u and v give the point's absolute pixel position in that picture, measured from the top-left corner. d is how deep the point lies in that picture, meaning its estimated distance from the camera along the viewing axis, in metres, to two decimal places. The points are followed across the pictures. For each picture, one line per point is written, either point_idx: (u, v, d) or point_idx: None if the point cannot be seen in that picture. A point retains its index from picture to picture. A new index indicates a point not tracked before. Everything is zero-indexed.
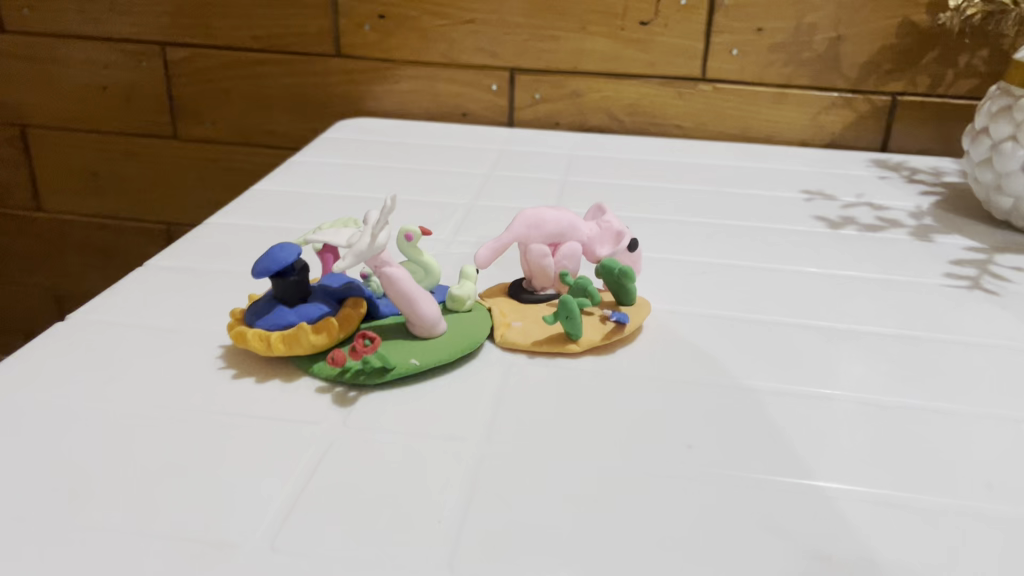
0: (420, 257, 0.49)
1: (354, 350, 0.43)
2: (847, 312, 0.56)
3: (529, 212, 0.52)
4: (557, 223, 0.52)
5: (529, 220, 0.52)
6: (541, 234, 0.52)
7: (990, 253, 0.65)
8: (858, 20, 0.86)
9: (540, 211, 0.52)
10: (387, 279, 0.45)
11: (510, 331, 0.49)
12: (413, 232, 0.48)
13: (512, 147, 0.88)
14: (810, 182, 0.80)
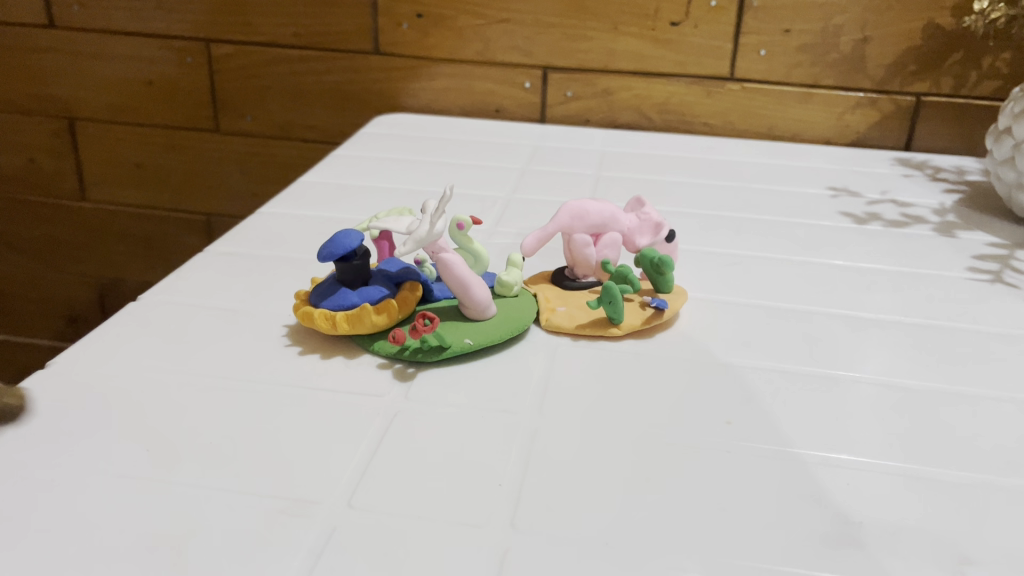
0: (471, 245, 0.52)
1: (416, 329, 0.46)
2: (872, 304, 0.58)
3: (574, 203, 0.55)
4: (600, 215, 0.55)
5: (573, 212, 0.54)
6: (585, 224, 0.54)
7: (1011, 249, 0.67)
8: (884, 22, 0.88)
9: (584, 202, 0.55)
10: (444, 264, 0.48)
11: (556, 315, 0.52)
12: (466, 222, 0.51)
13: (545, 143, 0.91)
14: (836, 179, 0.83)
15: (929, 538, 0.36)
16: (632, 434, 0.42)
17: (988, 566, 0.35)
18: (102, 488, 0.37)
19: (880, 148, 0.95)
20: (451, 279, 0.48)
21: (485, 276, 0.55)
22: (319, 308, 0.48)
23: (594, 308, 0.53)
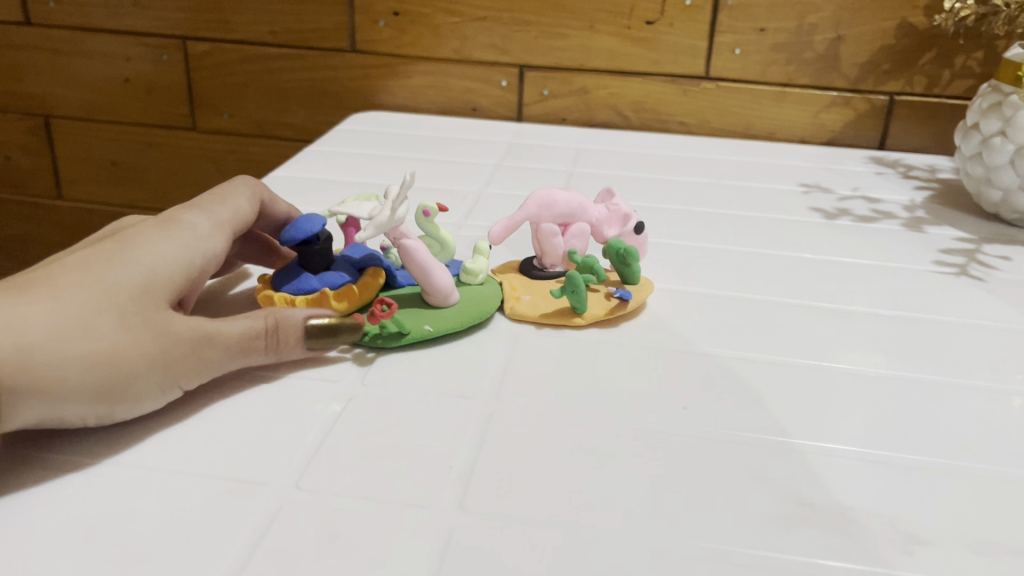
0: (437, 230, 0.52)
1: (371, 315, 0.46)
2: (837, 294, 0.58)
3: (540, 192, 0.55)
4: (570, 204, 0.55)
5: (542, 201, 0.54)
6: (553, 213, 0.54)
7: (977, 243, 0.67)
8: (858, 21, 0.88)
9: (552, 191, 0.55)
10: (405, 251, 0.48)
11: (520, 304, 0.52)
12: (432, 209, 0.51)
13: (521, 141, 0.91)
14: (809, 175, 0.83)
15: (880, 520, 0.36)
16: (589, 418, 0.42)
17: (936, 546, 0.35)
18: (47, 468, 0.36)
19: (855, 147, 0.95)
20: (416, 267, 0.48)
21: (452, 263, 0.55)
22: (279, 291, 0.47)
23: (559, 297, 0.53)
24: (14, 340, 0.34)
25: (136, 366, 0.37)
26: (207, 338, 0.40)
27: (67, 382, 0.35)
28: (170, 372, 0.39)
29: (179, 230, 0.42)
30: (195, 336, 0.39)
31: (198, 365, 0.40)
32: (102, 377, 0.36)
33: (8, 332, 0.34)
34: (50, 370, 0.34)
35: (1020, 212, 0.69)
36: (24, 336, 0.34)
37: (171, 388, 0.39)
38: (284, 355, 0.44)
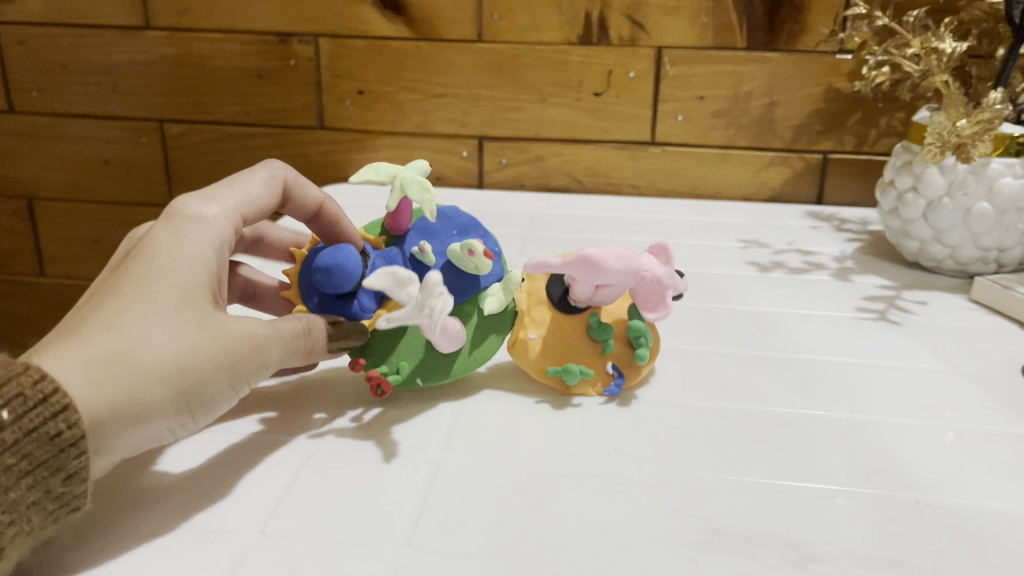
0: (477, 261, 0.50)
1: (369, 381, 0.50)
2: (765, 341, 0.64)
3: (593, 257, 0.50)
4: (614, 276, 0.51)
5: (587, 265, 0.50)
6: (593, 277, 0.51)
7: (898, 290, 0.73)
8: (789, 87, 0.95)
9: (606, 255, 0.50)
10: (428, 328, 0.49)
11: (521, 345, 0.54)
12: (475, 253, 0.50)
13: (480, 207, 0.97)
14: (749, 232, 0.89)
15: (781, 542, 0.40)
16: (535, 463, 0.46)
17: (830, 563, 0.39)
18: None
19: (795, 202, 1.01)
20: (435, 338, 0.50)
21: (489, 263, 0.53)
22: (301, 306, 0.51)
23: (555, 356, 0.54)
24: (93, 374, 0.37)
25: (203, 368, 0.41)
26: (258, 334, 0.44)
27: (147, 399, 0.39)
28: (235, 370, 0.42)
29: (206, 231, 0.45)
30: (248, 333, 0.43)
31: (260, 361, 0.43)
32: (175, 387, 0.40)
33: (88, 373, 0.37)
34: (127, 393, 0.38)
35: (936, 259, 0.75)
36: (101, 368, 0.37)
37: (238, 384, 0.43)
38: (313, 358, 0.48)
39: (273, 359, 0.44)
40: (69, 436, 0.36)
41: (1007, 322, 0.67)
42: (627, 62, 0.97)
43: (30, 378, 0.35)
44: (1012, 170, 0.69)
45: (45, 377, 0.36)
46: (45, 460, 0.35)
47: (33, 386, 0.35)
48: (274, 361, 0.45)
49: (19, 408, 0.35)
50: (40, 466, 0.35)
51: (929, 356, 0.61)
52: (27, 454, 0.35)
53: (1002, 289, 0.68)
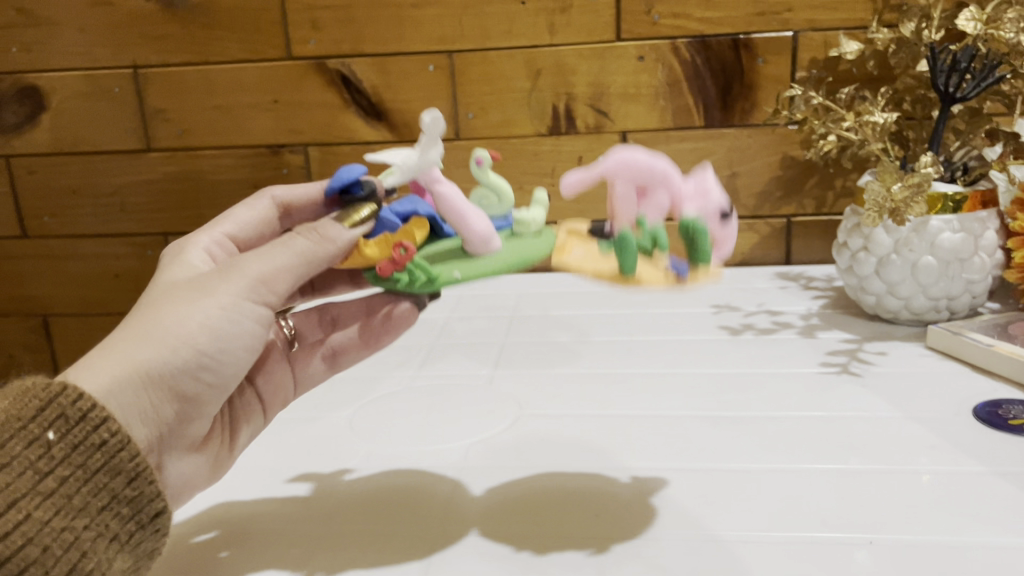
0: (492, 180, 0.57)
1: (395, 260, 0.51)
2: (736, 401, 0.68)
3: (621, 151, 0.52)
4: (653, 173, 0.51)
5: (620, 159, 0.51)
6: (632, 178, 0.51)
7: (859, 342, 0.78)
8: (747, 160, 1.02)
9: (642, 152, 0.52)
10: (438, 195, 0.51)
11: (570, 258, 0.52)
12: (484, 155, 0.57)
13: (469, 292, 1.03)
14: (721, 297, 0.94)
15: None
16: (525, 538, 0.51)
17: None
18: None
19: (766, 264, 1.07)
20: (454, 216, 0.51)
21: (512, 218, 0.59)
22: None
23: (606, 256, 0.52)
24: (102, 358, 0.45)
25: (181, 309, 0.47)
26: (236, 262, 0.49)
27: (149, 343, 0.45)
28: (216, 294, 0.48)
29: (174, 257, 0.55)
30: (226, 268, 0.49)
31: (252, 273, 0.49)
32: (173, 323, 0.46)
33: (100, 359, 0.45)
34: (130, 349, 0.45)
35: (893, 311, 0.80)
36: (107, 351, 0.45)
37: (231, 305, 0.48)
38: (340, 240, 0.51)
39: (261, 271, 0.49)
40: (112, 440, 0.43)
41: (961, 366, 0.72)
42: (595, 148, 1.04)
43: (69, 398, 0.42)
44: (950, 226, 0.75)
45: (71, 391, 0.42)
46: (99, 468, 0.42)
47: (73, 404, 0.42)
48: (262, 273, 0.49)
49: (64, 428, 0.42)
50: (97, 473, 0.42)
51: (887, 405, 0.66)
52: (81, 464, 0.42)
53: (952, 335, 0.74)
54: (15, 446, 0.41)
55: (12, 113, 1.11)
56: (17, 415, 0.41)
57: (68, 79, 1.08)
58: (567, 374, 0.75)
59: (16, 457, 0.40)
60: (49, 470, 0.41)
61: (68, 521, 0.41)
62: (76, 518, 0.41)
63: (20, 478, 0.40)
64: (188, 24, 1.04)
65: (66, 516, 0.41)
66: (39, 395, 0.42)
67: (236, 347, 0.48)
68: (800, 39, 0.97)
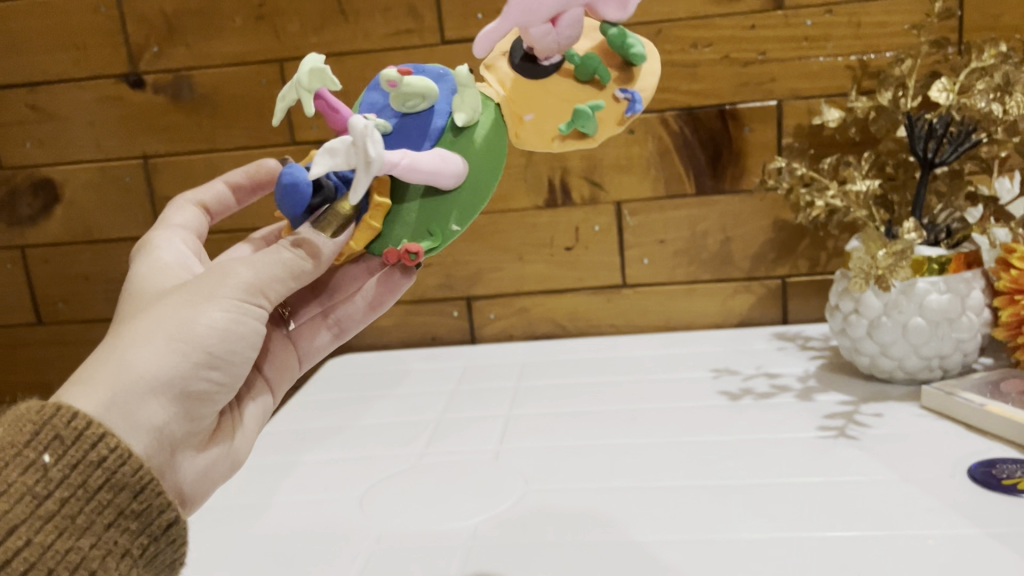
0: (412, 88, 0.54)
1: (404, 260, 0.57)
2: (737, 468, 0.70)
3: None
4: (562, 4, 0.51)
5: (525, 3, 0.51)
6: (542, 18, 0.52)
7: (856, 404, 0.80)
8: (739, 224, 1.05)
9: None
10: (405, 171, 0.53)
11: (528, 130, 0.56)
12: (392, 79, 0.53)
13: (474, 363, 1.05)
14: (719, 360, 0.96)
15: None
16: None
17: None
18: None
19: (764, 323, 1.09)
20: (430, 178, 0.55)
21: (440, 96, 0.57)
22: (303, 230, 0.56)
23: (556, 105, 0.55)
24: (100, 366, 0.50)
25: (183, 314, 0.52)
26: (226, 269, 0.54)
27: (145, 351, 0.50)
28: (213, 299, 0.53)
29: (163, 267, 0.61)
30: (215, 274, 0.54)
31: (241, 282, 0.54)
32: (168, 332, 0.51)
33: (99, 366, 0.50)
34: (127, 357, 0.50)
35: (887, 372, 0.82)
36: (103, 359, 0.50)
37: (229, 309, 0.53)
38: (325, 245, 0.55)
39: (250, 277, 0.54)
40: (111, 455, 0.48)
41: (956, 426, 0.73)
42: (591, 218, 1.07)
43: (62, 419, 0.47)
44: (937, 287, 0.78)
45: (66, 409, 0.48)
46: (99, 485, 0.47)
47: (66, 425, 0.47)
48: (258, 279, 0.54)
49: (60, 451, 0.47)
50: (100, 490, 0.47)
51: (885, 469, 0.67)
52: (82, 484, 0.47)
53: (946, 395, 0.75)
54: (13, 472, 0.46)
55: (27, 205, 1.15)
56: (15, 442, 0.46)
57: (81, 171, 1.12)
58: (571, 447, 0.77)
59: (14, 482, 0.45)
60: (49, 493, 0.46)
61: (72, 542, 0.46)
62: (81, 536, 0.47)
63: (21, 504, 0.45)
64: (195, 115, 1.08)
65: (69, 536, 0.46)
66: (34, 418, 0.47)
67: (231, 350, 0.54)
68: (784, 107, 1.00)
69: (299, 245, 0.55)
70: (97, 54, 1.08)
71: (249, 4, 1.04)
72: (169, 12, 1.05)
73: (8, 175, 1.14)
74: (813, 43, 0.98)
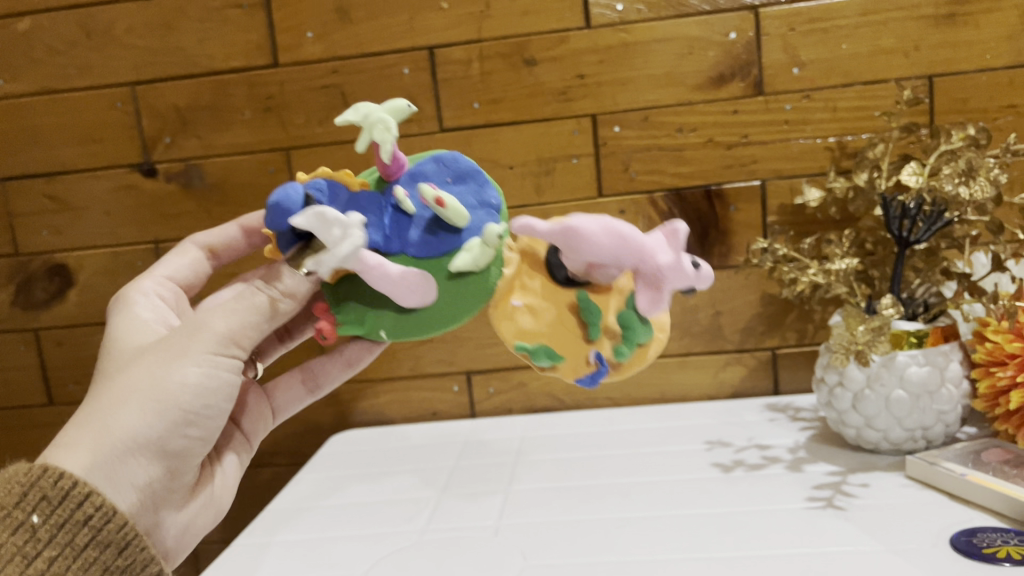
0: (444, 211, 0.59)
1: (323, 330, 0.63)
2: (729, 540, 0.72)
3: (589, 233, 0.56)
4: (620, 254, 0.57)
5: (582, 236, 0.56)
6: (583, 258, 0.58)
7: (844, 474, 0.83)
8: (729, 298, 1.09)
9: (623, 234, 0.56)
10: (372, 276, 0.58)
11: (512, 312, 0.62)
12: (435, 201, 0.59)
13: (474, 437, 1.08)
14: (712, 433, 0.99)
15: None
16: None
17: None
18: None
19: (756, 394, 1.12)
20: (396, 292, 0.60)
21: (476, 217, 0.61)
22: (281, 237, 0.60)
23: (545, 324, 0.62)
24: (84, 432, 0.56)
25: (159, 376, 0.57)
26: (202, 322, 0.59)
27: (119, 415, 0.56)
28: (189, 356, 0.58)
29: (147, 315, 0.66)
30: (192, 329, 0.59)
31: (214, 336, 0.59)
32: (140, 395, 0.56)
33: (81, 432, 0.56)
34: (105, 422, 0.56)
35: (873, 443, 0.85)
36: (88, 424, 0.56)
37: (205, 362, 0.58)
38: (298, 291, 0.60)
39: (223, 329, 0.59)
40: (96, 513, 0.54)
41: (939, 495, 0.76)
42: None
43: (50, 480, 0.54)
44: (916, 360, 0.81)
45: (52, 471, 0.54)
46: (85, 543, 0.54)
47: (54, 485, 0.54)
48: (231, 329, 0.59)
49: (46, 512, 0.53)
50: (86, 548, 0.54)
51: (870, 539, 0.70)
52: (69, 543, 0.54)
53: (928, 464, 0.78)
54: (4, 533, 0.52)
55: (42, 290, 1.19)
56: (7, 504, 0.53)
57: (94, 256, 1.17)
58: (568, 522, 0.79)
59: (6, 543, 0.52)
60: (37, 552, 0.53)
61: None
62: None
63: (10, 564, 0.52)
64: (205, 202, 1.13)
65: None
66: (23, 480, 0.54)
67: (207, 403, 0.59)
68: (768, 187, 1.05)
69: (271, 289, 0.60)
70: (113, 146, 1.14)
71: (258, 97, 1.10)
72: (182, 106, 1.11)
73: (25, 260, 1.19)
74: (793, 126, 1.03)
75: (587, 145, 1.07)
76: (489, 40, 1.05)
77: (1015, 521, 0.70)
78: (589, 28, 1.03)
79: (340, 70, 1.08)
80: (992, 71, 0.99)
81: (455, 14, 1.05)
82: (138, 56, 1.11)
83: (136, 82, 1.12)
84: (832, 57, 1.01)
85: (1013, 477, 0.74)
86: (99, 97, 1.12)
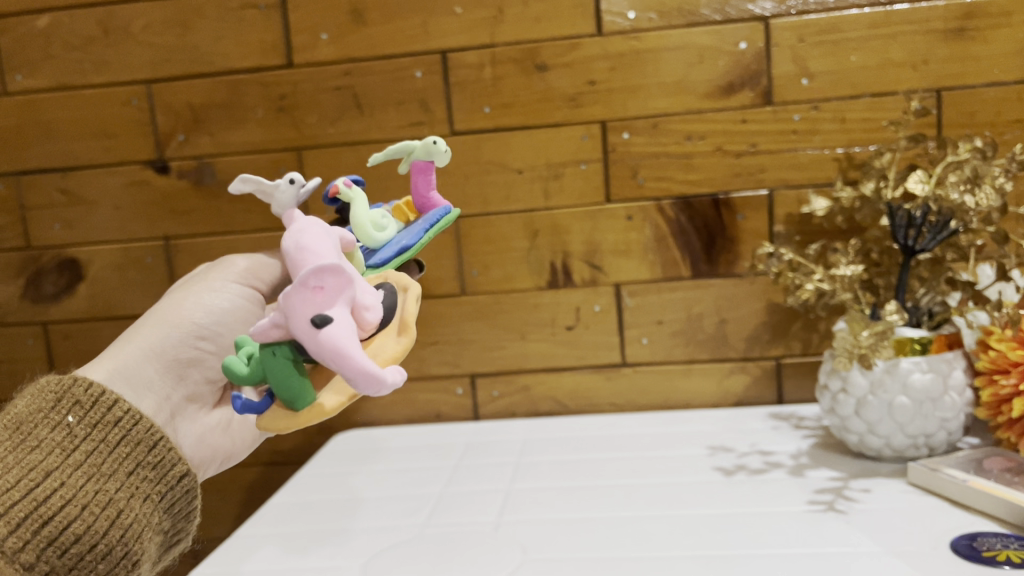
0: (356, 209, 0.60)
1: None
2: (725, 540, 0.72)
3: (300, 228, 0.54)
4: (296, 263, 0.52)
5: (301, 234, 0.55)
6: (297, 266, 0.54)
7: (845, 480, 0.83)
8: (735, 307, 1.09)
9: (311, 249, 0.52)
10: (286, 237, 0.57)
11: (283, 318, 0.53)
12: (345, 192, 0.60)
13: (477, 439, 1.08)
14: (715, 439, 0.99)
15: None
16: None
17: None
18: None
19: (760, 404, 1.12)
20: None
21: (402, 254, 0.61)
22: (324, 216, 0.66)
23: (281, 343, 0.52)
24: (118, 346, 0.70)
25: (180, 303, 0.72)
26: (226, 262, 0.75)
27: (147, 330, 0.71)
28: (213, 283, 0.73)
29: None
30: (218, 267, 0.75)
31: (235, 268, 0.74)
32: (168, 313, 0.72)
33: (117, 346, 0.70)
34: (136, 336, 0.70)
35: (876, 450, 0.85)
36: (121, 341, 0.70)
37: (224, 288, 0.73)
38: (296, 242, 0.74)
39: (245, 265, 0.74)
40: (125, 416, 0.64)
41: (942, 502, 0.76)
42: (591, 299, 1.12)
43: (83, 387, 0.63)
44: (920, 366, 0.82)
45: (82, 380, 0.64)
46: (118, 441, 0.63)
47: (86, 391, 0.63)
48: (252, 267, 0.74)
49: (81, 413, 0.62)
50: (118, 445, 0.63)
51: (868, 541, 0.70)
52: (103, 440, 0.62)
53: (930, 471, 0.78)
54: (44, 430, 0.61)
55: (52, 283, 1.20)
56: (44, 408, 0.62)
57: (105, 251, 1.18)
58: (568, 520, 0.79)
59: (46, 439, 0.61)
60: (76, 446, 0.61)
61: (100, 485, 0.61)
62: (106, 481, 0.61)
63: (53, 455, 0.60)
64: (216, 200, 1.14)
65: (95, 479, 0.61)
66: (57, 388, 0.63)
67: (224, 323, 0.72)
68: (775, 197, 1.06)
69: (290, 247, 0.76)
70: (127, 143, 1.15)
71: (271, 97, 1.11)
72: (197, 104, 1.13)
73: (36, 254, 1.20)
74: (802, 136, 1.04)
75: (597, 151, 1.08)
76: (502, 45, 1.07)
77: (1015, 526, 0.70)
78: (601, 35, 1.05)
79: (353, 72, 1.09)
80: (1000, 86, 1.00)
81: (469, 19, 1.06)
82: (155, 55, 1.12)
83: (152, 80, 1.13)
84: (841, 68, 1.02)
85: (1016, 484, 0.74)
86: (116, 94, 1.14)
